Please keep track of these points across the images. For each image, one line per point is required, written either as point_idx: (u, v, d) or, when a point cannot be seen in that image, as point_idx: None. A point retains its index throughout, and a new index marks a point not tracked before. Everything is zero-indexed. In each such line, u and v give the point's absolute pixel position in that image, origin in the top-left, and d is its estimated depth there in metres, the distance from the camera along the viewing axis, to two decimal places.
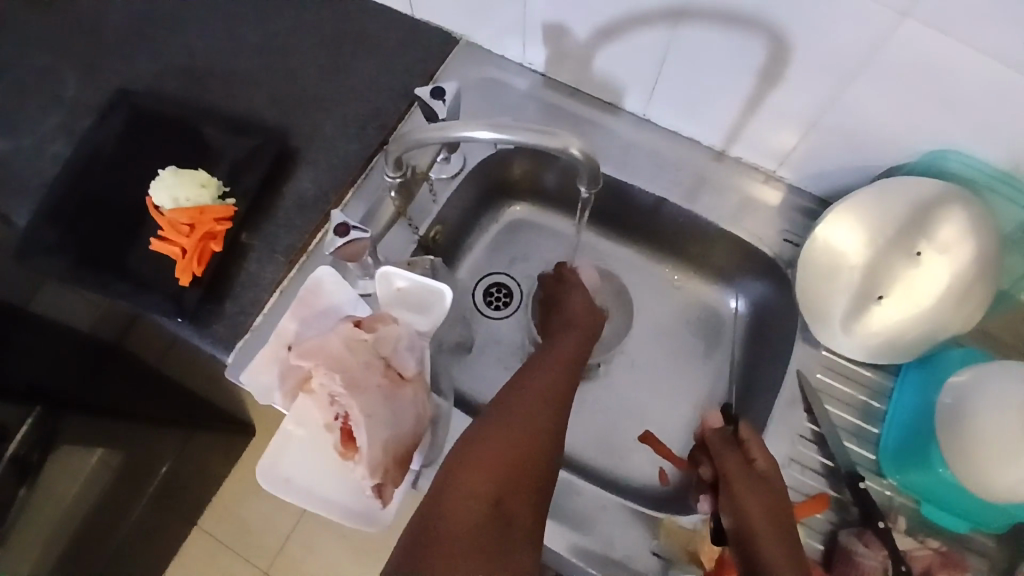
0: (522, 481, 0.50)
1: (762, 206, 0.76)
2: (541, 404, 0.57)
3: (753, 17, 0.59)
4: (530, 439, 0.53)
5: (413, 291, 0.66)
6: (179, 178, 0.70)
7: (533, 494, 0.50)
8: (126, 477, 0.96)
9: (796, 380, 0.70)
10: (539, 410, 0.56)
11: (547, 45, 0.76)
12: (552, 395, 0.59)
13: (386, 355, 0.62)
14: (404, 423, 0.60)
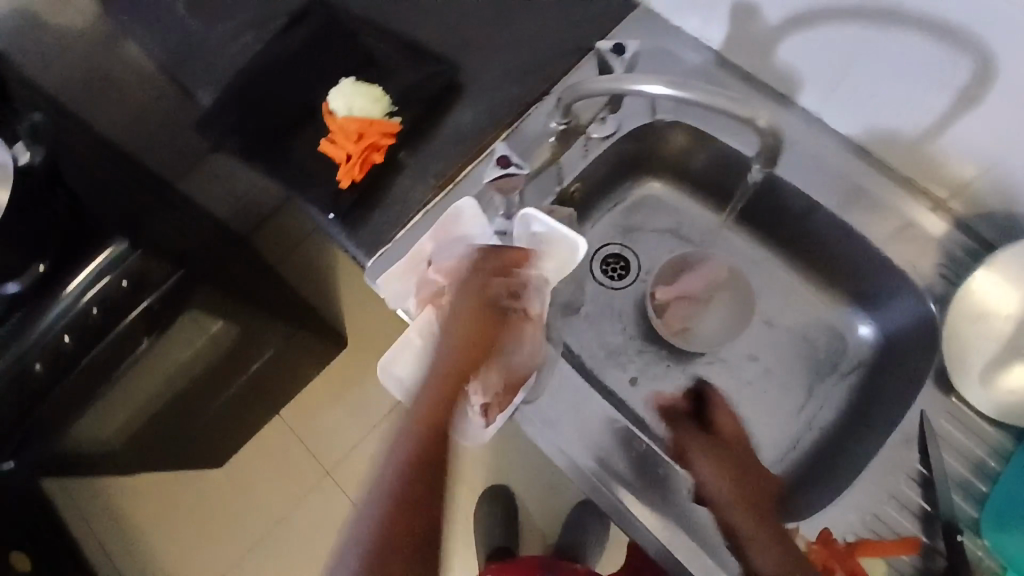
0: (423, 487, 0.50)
1: (925, 234, 0.70)
2: (436, 395, 0.54)
3: (961, 31, 0.56)
4: (427, 449, 0.50)
5: (548, 238, 0.69)
6: (357, 89, 0.74)
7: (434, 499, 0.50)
8: (236, 353, 1.10)
9: (918, 420, 0.67)
10: (442, 406, 0.53)
11: (730, 23, 0.71)
12: (444, 385, 0.55)
13: (515, 291, 0.66)
14: (521, 355, 0.65)
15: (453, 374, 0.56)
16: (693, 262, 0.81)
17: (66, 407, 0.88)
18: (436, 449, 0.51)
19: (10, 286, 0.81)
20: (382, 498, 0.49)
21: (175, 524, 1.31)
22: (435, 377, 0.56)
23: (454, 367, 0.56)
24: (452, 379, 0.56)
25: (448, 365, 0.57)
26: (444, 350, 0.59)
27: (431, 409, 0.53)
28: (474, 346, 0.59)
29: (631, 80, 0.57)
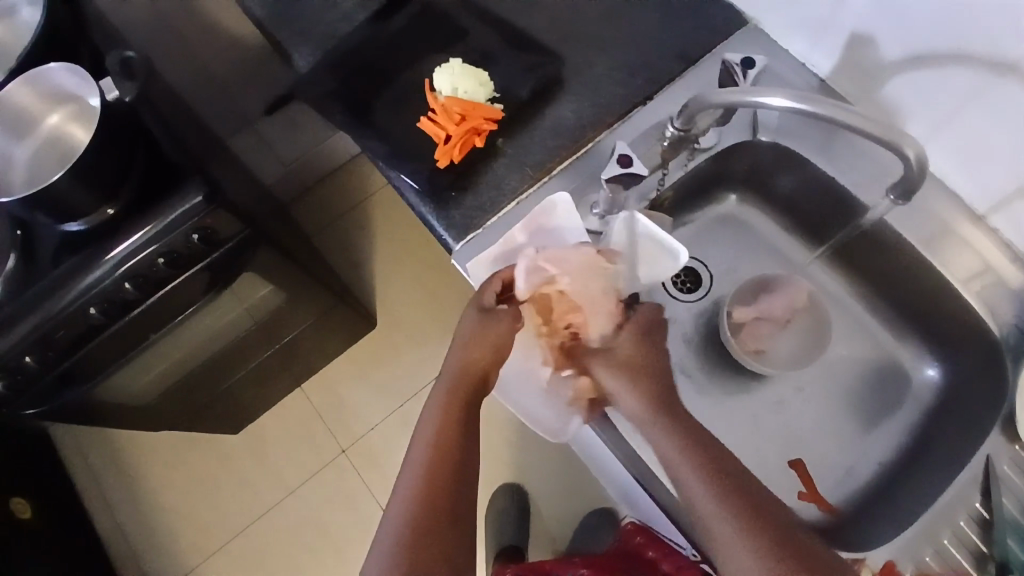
0: (438, 490, 0.56)
1: (1004, 281, 0.70)
2: (447, 410, 0.59)
3: None
4: (436, 464, 0.57)
5: (644, 244, 0.69)
6: (464, 72, 0.75)
7: (449, 496, 0.56)
8: (269, 323, 1.07)
9: (981, 464, 0.67)
10: (451, 420, 0.59)
11: (842, 52, 0.73)
12: (451, 402, 0.60)
13: (618, 289, 0.68)
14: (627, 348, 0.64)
15: (460, 386, 0.61)
16: (777, 282, 0.80)
17: (110, 354, 0.87)
18: (445, 460, 0.57)
19: (74, 224, 0.78)
20: (403, 504, 0.56)
21: (184, 485, 1.30)
22: (446, 393, 0.61)
23: (459, 379, 0.61)
24: (460, 396, 0.60)
25: (452, 379, 0.61)
26: (452, 360, 0.63)
27: (442, 426, 0.59)
28: (480, 358, 0.62)
29: (754, 92, 0.55)
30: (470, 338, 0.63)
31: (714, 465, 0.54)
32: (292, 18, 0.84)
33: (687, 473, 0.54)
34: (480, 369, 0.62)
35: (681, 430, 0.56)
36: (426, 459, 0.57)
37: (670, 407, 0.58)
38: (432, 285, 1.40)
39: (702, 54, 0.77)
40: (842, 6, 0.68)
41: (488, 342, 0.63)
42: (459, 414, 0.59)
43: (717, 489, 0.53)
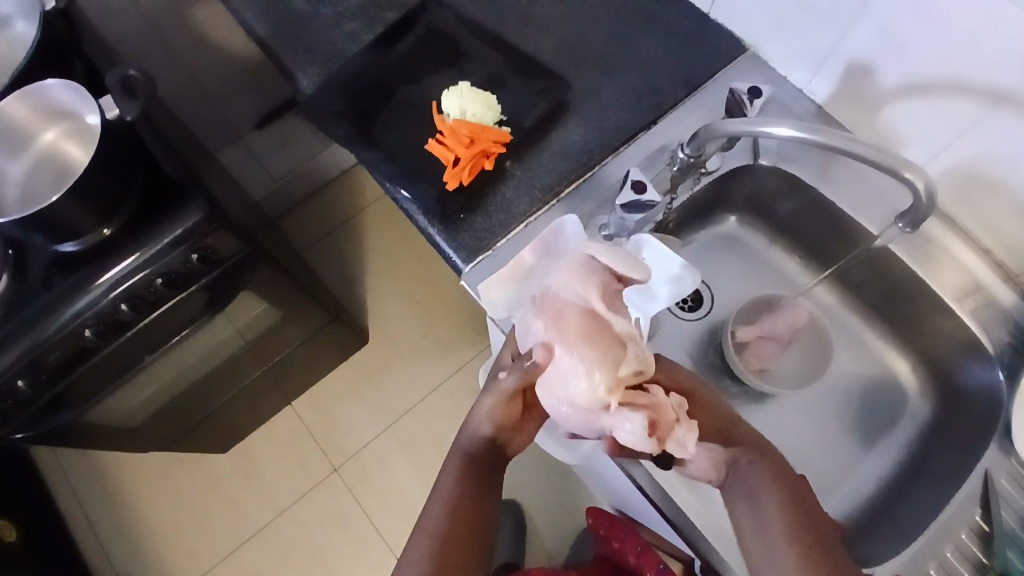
0: (458, 548, 0.57)
1: (996, 300, 0.73)
2: (460, 499, 0.59)
3: None
4: (447, 559, 0.56)
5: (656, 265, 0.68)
6: (472, 94, 0.76)
7: (468, 555, 0.57)
8: (264, 342, 1.05)
9: (980, 479, 0.69)
10: (459, 528, 0.58)
11: (840, 80, 0.75)
12: (462, 500, 0.59)
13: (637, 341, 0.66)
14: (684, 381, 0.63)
15: (467, 488, 0.59)
16: (779, 302, 0.81)
17: (103, 376, 0.85)
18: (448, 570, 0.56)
19: (68, 245, 0.76)
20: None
21: (170, 506, 1.28)
22: (456, 495, 0.59)
23: (468, 480, 0.60)
24: (469, 496, 0.59)
25: (458, 480, 0.60)
26: (458, 456, 0.61)
27: (456, 515, 0.58)
28: (485, 460, 0.61)
29: (761, 122, 0.57)
30: (483, 423, 0.62)
31: (799, 506, 0.57)
32: (297, 38, 0.84)
33: (773, 498, 0.57)
34: (489, 467, 0.62)
35: (776, 469, 0.59)
36: (430, 566, 0.56)
37: (759, 444, 0.60)
38: (424, 301, 1.39)
39: (704, 80, 0.79)
40: (842, 36, 0.71)
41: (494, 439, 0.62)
42: (468, 523, 0.58)
43: (798, 528, 0.55)
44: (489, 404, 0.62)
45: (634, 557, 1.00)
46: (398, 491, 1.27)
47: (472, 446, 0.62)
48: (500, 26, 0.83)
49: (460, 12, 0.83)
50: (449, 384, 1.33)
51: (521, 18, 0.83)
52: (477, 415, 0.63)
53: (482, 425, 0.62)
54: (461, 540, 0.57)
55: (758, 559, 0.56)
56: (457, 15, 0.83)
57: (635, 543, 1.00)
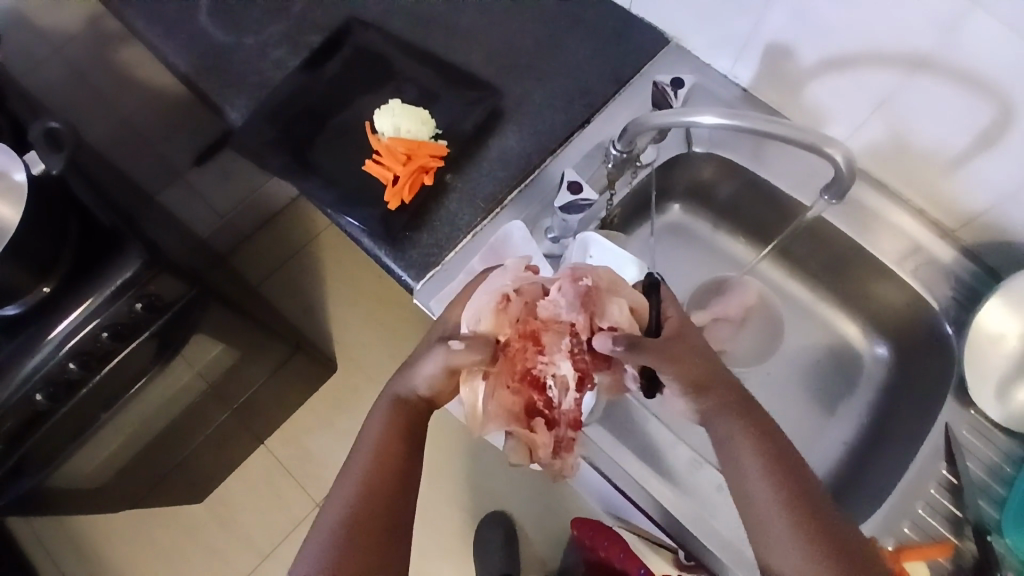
0: (383, 492, 0.54)
1: (934, 259, 0.75)
2: (386, 442, 0.56)
3: (981, 81, 0.61)
4: (367, 505, 0.54)
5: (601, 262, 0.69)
6: (404, 111, 0.76)
7: (393, 500, 0.55)
8: (225, 384, 1.04)
9: (942, 432, 0.70)
10: (366, 504, 0.54)
11: (762, 62, 0.76)
12: (388, 446, 0.56)
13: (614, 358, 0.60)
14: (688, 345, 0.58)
15: (398, 426, 0.57)
16: (727, 285, 0.84)
17: (60, 439, 0.82)
18: (357, 548, 0.52)
19: (7, 309, 0.73)
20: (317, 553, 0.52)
21: (148, 560, 1.24)
22: (366, 470, 0.55)
23: (378, 458, 0.55)
24: (400, 438, 0.57)
25: (364, 461, 0.55)
26: (367, 437, 0.57)
27: (382, 457, 0.56)
28: (394, 437, 0.56)
29: (688, 113, 0.59)
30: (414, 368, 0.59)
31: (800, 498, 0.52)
32: (221, 72, 0.83)
33: (766, 484, 0.52)
34: (401, 449, 0.56)
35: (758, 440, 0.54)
36: (350, 505, 0.53)
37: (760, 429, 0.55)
38: (388, 323, 1.38)
39: (631, 75, 0.81)
40: (758, 20, 0.72)
41: (402, 414, 0.57)
42: (377, 499, 0.54)
43: (783, 482, 0.52)
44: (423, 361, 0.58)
45: (618, 563, 1.11)
46: None
47: (380, 427, 0.57)
48: (425, 43, 0.83)
49: (383, 32, 0.83)
50: None
51: (445, 31, 0.84)
52: (413, 371, 0.58)
53: (414, 389, 0.58)
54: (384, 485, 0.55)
55: (749, 512, 0.53)
56: (381, 35, 0.83)
57: (617, 549, 1.11)
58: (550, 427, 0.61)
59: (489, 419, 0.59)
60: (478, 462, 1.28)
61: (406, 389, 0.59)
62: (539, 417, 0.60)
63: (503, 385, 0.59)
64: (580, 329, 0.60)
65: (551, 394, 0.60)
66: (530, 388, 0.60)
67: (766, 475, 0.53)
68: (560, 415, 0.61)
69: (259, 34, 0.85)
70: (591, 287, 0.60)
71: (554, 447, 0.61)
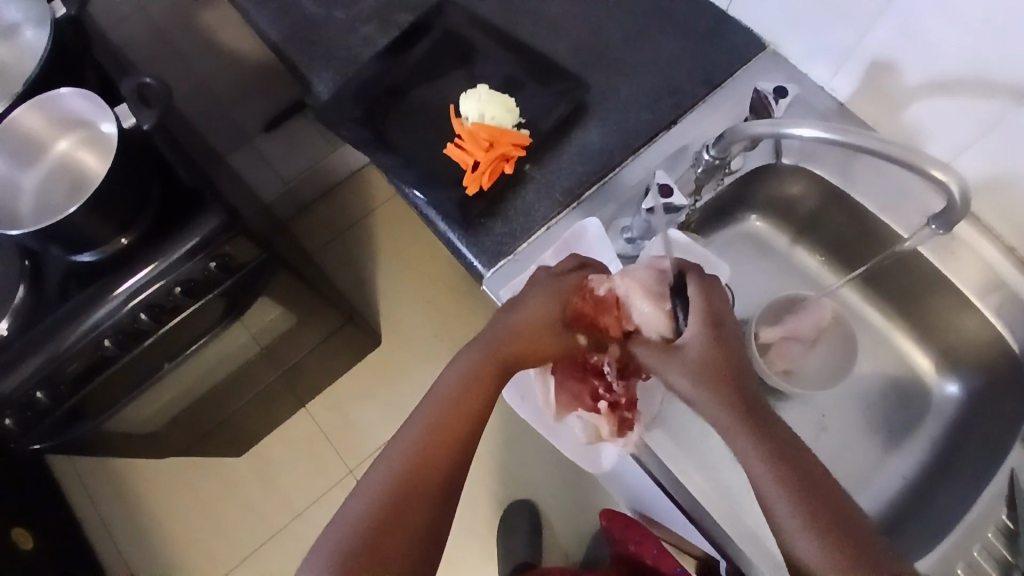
0: (455, 424, 0.57)
1: (1020, 298, 0.72)
2: (468, 380, 0.60)
3: None
4: (440, 433, 0.57)
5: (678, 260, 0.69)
6: (490, 97, 0.76)
7: (465, 432, 0.58)
8: (278, 348, 1.05)
9: (1007, 478, 0.68)
10: (441, 431, 0.57)
11: (862, 77, 0.74)
12: (472, 383, 0.60)
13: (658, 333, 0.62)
14: (702, 358, 0.57)
15: (483, 367, 0.60)
16: (803, 303, 0.80)
17: (122, 386, 0.84)
18: (412, 486, 0.54)
19: (85, 255, 0.75)
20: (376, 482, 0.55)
21: (184, 508, 1.28)
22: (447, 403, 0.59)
23: (450, 408, 0.58)
24: (483, 378, 0.60)
25: (437, 414, 0.58)
26: (452, 375, 0.61)
27: (460, 394, 0.59)
28: (472, 397, 0.59)
29: (786, 125, 0.57)
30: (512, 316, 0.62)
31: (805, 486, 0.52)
32: (309, 42, 0.83)
33: (780, 495, 0.52)
34: (476, 411, 0.59)
35: (775, 449, 0.53)
36: (425, 430, 0.57)
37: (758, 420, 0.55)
38: (437, 302, 1.39)
39: (723, 79, 0.78)
40: (864, 34, 0.70)
41: (484, 377, 0.60)
42: (449, 429, 0.57)
43: (801, 495, 0.51)
44: (527, 319, 0.62)
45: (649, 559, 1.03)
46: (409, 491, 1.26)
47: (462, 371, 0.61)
48: (514, 28, 0.82)
49: (473, 14, 0.83)
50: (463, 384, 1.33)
51: (535, 19, 0.82)
52: (510, 319, 0.62)
53: (504, 333, 0.62)
54: (459, 418, 0.58)
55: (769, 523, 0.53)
56: (471, 17, 0.82)
57: (651, 547, 1.03)
58: (613, 410, 0.66)
59: (561, 406, 0.69)
60: (513, 450, 1.28)
61: (497, 338, 0.61)
62: (602, 401, 0.66)
63: (568, 376, 0.67)
64: (612, 329, 0.64)
65: (609, 378, 0.66)
66: (590, 374, 0.67)
67: (779, 488, 0.52)
68: (618, 397, 0.66)
69: (349, 6, 0.85)
70: (611, 294, 0.64)
71: (617, 427, 0.66)
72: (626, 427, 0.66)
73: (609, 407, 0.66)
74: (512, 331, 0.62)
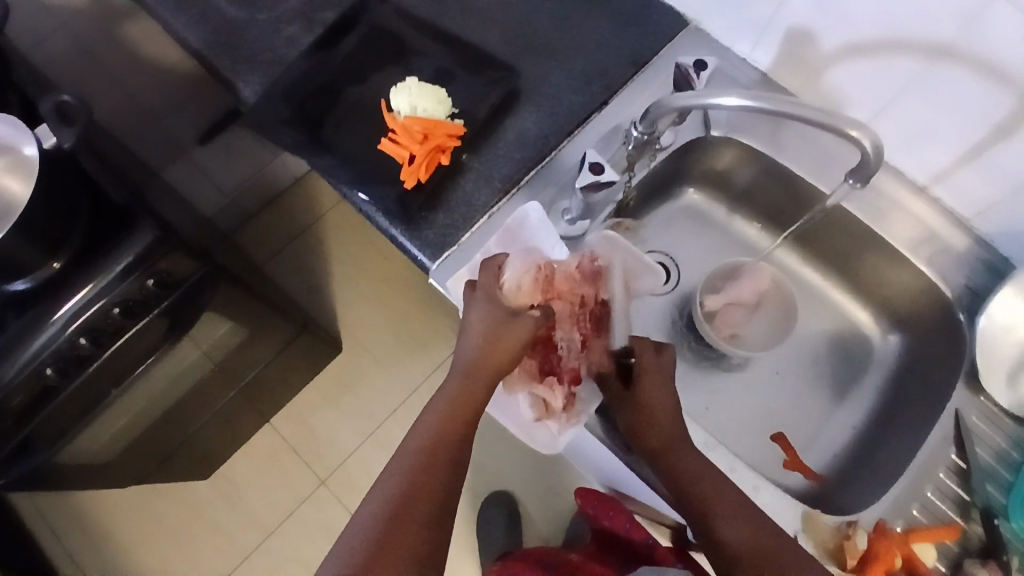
0: (448, 444, 0.56)
1: (950, 247, 0.75)
2: (459, 396, 0.58)
3: (1003, 67, 0.61)
4: (436, 450, 0.56)
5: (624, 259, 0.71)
6: (421, 90, 0.75)
7: (458, 450, 0.56)
8: (231, 363, 1.03)
9: (953, 418, 0.71)
10: (438, 455, 0.55)
11: (782, 47, 0.76)
12: (460, 397, 0.58)
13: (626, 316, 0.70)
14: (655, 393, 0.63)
15: (473, 385, 0.59)
16: (741, 269, 0.82)
17: (71, 414, 0.82)
18: (410, 507, 0.53)
19: (18, 284, 0.72)
20: (351, 551, 0.51)
21: (154, 536, 1.25)
22: (442, 417, 0.58)
23: (445, 425, 0.57)
24: (471, 397, 0.58)
25: (408, 470, 0.55)
26: (445, 390, 0.59)
27: (453, 409, 0.58)
28: (451, 435, 0.57)
29: (709, 95, 0.58)
30: (488, 350, 0.60)
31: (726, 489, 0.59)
32: (233, 47, 0.82)
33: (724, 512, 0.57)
34: (465, 426, 0.58)
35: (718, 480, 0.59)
36: (422, 450, 0.56)
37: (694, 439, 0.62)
38: (393, 303, 1.38)
39: (650, 57, 0.80)
40: (780, 4, 0.72)
41: (458, 418, 0.58)
42: (445, 452, 0.56)
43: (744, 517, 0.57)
44: (510, 337, 0.60)
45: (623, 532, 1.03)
46: None
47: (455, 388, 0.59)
48: (440, 20, 0.82)
49: (397, 9, 0.82)
50: (430, 383, 1.32)
51: (461, 9, 0.83)
52: (477, 311, 0.62)
53: (477, 336, 0.60)
54: (453, 435, 0.57)
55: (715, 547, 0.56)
56: (396, 12, 0.82)
57: (622, 519, 1.02)
58: (561, 384, 0.66)
59: (511, 382, 0.67)
60: (484, 442, 1.29)
61: (476, 352, 0.60)
62: (550, 376, 0.66)
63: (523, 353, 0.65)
64: (588, 300, 0.67)
65: (563, 352, 0.66)
66: (546, 348, 0.66)
67: (726, 506, 0.58)
68: (567, 371, 0.66)
69: (272, 8, 0.84)
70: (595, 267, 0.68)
71: (566, 403, 0.66)
72: (570, 399, 0.66)
73: (559, 380, 0.66)
74: (491, 336, 0.60)
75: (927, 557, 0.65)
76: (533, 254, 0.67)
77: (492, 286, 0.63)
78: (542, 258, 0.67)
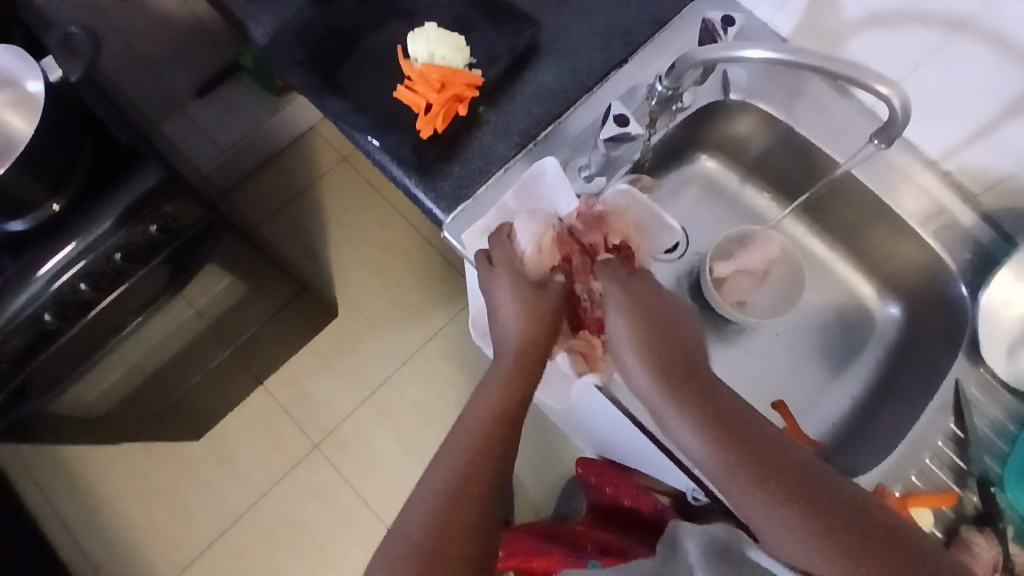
0: (501, 426, 0.55)
1: (956, 221, 0.76)
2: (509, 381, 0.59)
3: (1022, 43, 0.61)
4: (489, 430, 0.55)
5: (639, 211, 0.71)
6: (440, 38, 0.74)
7: (509, 430, 0.56)
8: (227, 319, 1.01)
9: (952, 388, 0.72)
10: (491, 436, 0.54)
11: (804, 14, 0.75)
12: (511, 382, 0.58)
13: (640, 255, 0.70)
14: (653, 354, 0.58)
15: (521, 372, 0.59)
16: (751, 237, 0.83)
17: (68, 360, 0.80)
18: (466, 483, 0.51)
19: (14, 223, 0.70)
20: (409, 532, 0.49)
21: (142, 494, 1.24)
22: (494, 399, 0.57)
23: (499, 407, 0.57)
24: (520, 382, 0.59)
25: (465, 452, 0.53)
26: (493, 377, 0.59)
27: (504, 392, 0.58)
28: (502, 417, 0.56)
29: (735, 48, 0.57)
30: (526, 328, 0.61)
31: (779, 478, 0.47)
32: None
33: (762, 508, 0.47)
34: (515, 409, 0.57)
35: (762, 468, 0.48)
36: (476, 432, 0.55)
37: (730, 425, 0.51)
38: (390, 269, 1.37)
39: (671, 18, 0.79)
40: None
41: (511, 405, 0.57)
42: (498, 432, 0.55)
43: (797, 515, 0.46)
44: (537, 304, 0.63)
45: (628, 500, 1.03)
46: (378, 461, 1.26)
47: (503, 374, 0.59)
48: None
49: None
50: (426, 350, 1.32)
51: None
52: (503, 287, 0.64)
53: (514, 318, 0.62)
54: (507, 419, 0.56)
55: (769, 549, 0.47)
56: None
57: (627, 488, 1.03)
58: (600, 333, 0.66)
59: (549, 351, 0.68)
60: None
61: (517, 333, 0.61)
62: (584, 329, 0.67)
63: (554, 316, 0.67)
64: (598, 247, 0.67)
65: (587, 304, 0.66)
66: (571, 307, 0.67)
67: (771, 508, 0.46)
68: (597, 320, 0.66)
69: None
70: (599, 211, 0.68)
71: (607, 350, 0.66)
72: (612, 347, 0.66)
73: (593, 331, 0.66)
74: (525, 312, 0.62)
75: (923, 521, 0.67)
76: (544, 213, 0.68)
77: (509, 259, 0.65)
78: (546, 214, 0.68)
